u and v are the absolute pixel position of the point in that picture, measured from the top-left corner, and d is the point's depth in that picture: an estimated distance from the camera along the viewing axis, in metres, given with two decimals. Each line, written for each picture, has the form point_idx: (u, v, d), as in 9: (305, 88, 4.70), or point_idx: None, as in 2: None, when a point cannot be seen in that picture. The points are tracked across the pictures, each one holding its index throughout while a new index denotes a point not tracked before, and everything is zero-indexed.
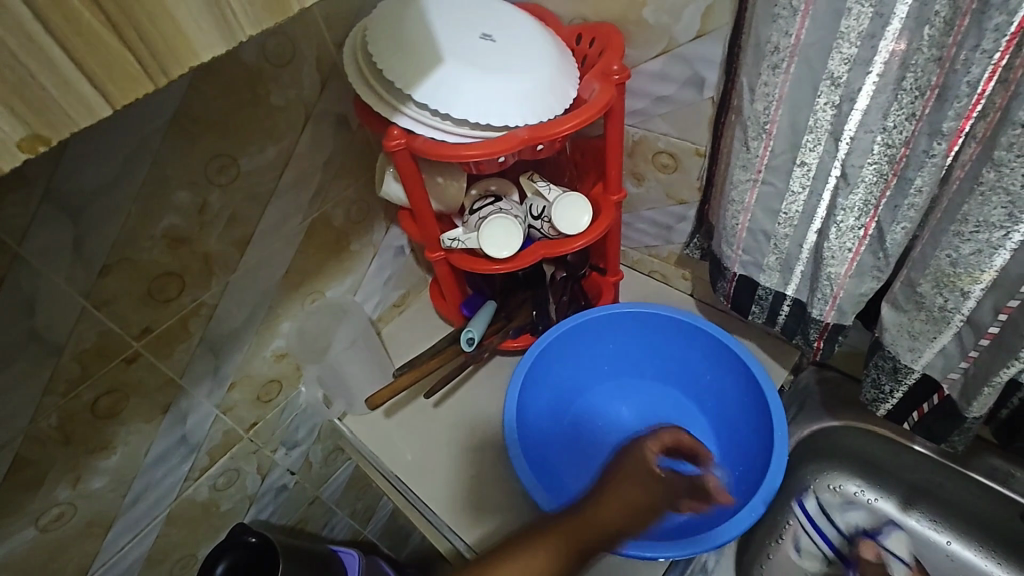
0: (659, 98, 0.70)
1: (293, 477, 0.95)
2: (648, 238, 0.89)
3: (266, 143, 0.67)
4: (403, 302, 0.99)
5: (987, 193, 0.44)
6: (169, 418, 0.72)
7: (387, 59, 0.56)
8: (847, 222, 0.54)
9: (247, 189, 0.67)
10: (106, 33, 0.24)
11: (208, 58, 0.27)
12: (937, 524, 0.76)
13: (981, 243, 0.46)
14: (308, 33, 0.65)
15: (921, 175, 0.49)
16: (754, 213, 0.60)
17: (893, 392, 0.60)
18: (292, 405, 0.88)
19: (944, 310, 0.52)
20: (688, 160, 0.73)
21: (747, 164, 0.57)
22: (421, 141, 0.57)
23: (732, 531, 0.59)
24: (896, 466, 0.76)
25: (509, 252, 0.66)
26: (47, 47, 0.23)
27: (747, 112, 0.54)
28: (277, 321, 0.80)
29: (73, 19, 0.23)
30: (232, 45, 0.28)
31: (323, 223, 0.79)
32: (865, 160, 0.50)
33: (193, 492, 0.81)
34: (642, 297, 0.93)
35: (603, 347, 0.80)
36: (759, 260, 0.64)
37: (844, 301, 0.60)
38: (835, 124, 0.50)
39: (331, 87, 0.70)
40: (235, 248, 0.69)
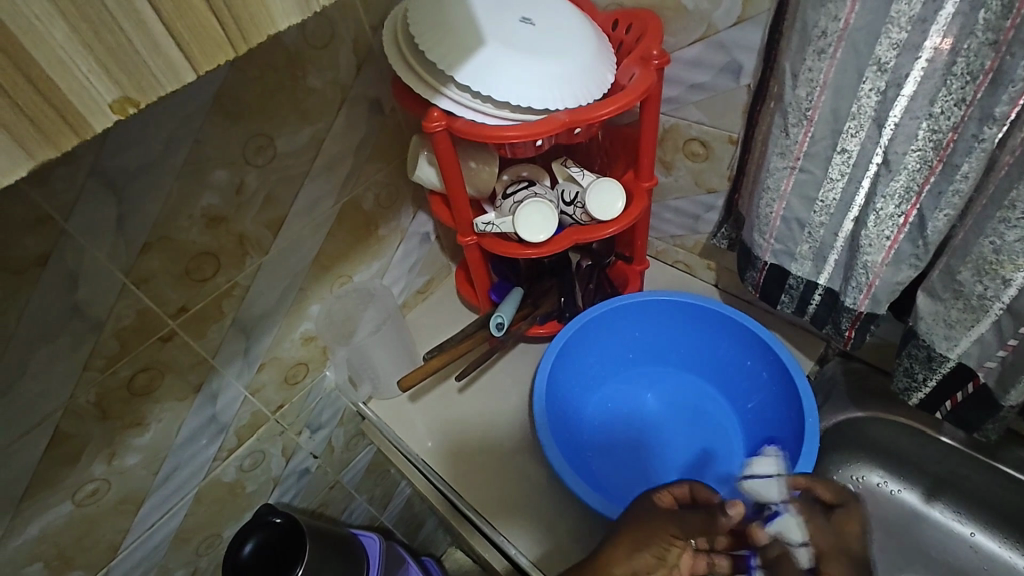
0: (693, 86, 0.70)
1: (316, 461, 0.96)
2: (674, 228, 0.89)
3: (303, 125, 0.67)
4: (427, 289, 0.99)
5: None
6: (200, 397, 0.73)
7: (429, 41, 0.56)
8: (887, 210, 0.54)
9: (282, 170, 0.68)
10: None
11: (286, 26, 0.27)
12: (962, 517, 0.76)
13: None
14: (345, 15, 0.65)
15: (969, 161, 0.49)
16: (789, 201, 0.61)
17: (926, 381, 0.60)
18: (317, 388, 0.88)
19: (983, 298, 0.52)
20: (720, 149, 0.74)
21: (785, 151, 0.57)
22: (461, 122, 0.58)
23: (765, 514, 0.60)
24: (921, 458, 0.77)
25: (545, 236, 0.66)
26: (141, 7, 0.22)
27: (789, 98, 0.54)
28: (306, 304, 0.80)
29: None
30: (307, 15, 0.28)
31: (354, 207, 0.79)
32: (909, 147, 0.50)
33: (221, 472, 0.82)
34: (666, 287, 0.93)
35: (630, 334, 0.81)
36: (792, 249, 0.64)
37: (879, 289, 0.60)
38: (879, 111, 0.50)
39: (367, 71, 0.71)
40: (269, 229, 0.70)
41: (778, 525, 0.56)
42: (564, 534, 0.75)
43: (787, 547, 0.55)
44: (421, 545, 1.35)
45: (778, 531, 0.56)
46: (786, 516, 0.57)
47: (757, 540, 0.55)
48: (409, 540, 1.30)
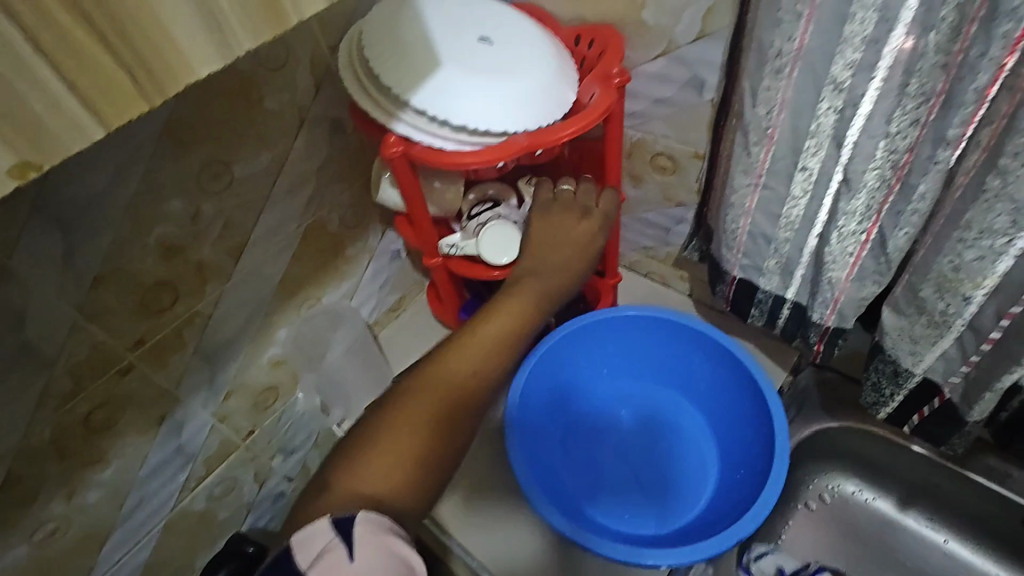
0: (657, 100, 0.69)
1: (292, 484, 0.94)
2: (645, 240, 0.89)
3: (261, 149, 0.66)
4: (399, 306, 0.98)
5: (992, 201, 0.44)
6: (164, 428, 0.71)
7: (384, 64, 0.55)
8: (849, 227, 0.54)
9: (241, 196, 0.66)
10: (99, 49, 0.21)
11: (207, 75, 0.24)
12: (936, 523, 0.76)
13: (985, 249, 0.46)
14: (301, 36, 0.64)
15: (926, 182, 0.49)
16: (754, 217, 0.60)
17: (894, 396, 0.60)
18: (289, 412, 0.87)
19: (945, 315, 0.52)
20: (687, 162, 0.73)
21: (748, 168, 0.56)
22: (419, 148, 0.57)
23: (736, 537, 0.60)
24: (894, 466, 0.77)
25: (509, 258, 0.65)
26: (33, 64, 0.20)
27: (749, 116, 0.53)
28: (273, 328, 0.78)
29: (63, 35, 0.20)
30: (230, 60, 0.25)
31: (318, 228, 0.78)
32: (868, 166, 0.50)
33: (190, 501, 0.80)
34: (640, 299, 0.93)
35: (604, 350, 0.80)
36: (759, 264, 0.64)
37: (844, 305, 0.60)
38: (837, 130, 0.50)
39: (326, 91, 0.69)
40: (230, 256, 0.68)
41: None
42: (541, 555, 0.74)
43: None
44: None
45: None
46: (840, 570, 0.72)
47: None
48: None
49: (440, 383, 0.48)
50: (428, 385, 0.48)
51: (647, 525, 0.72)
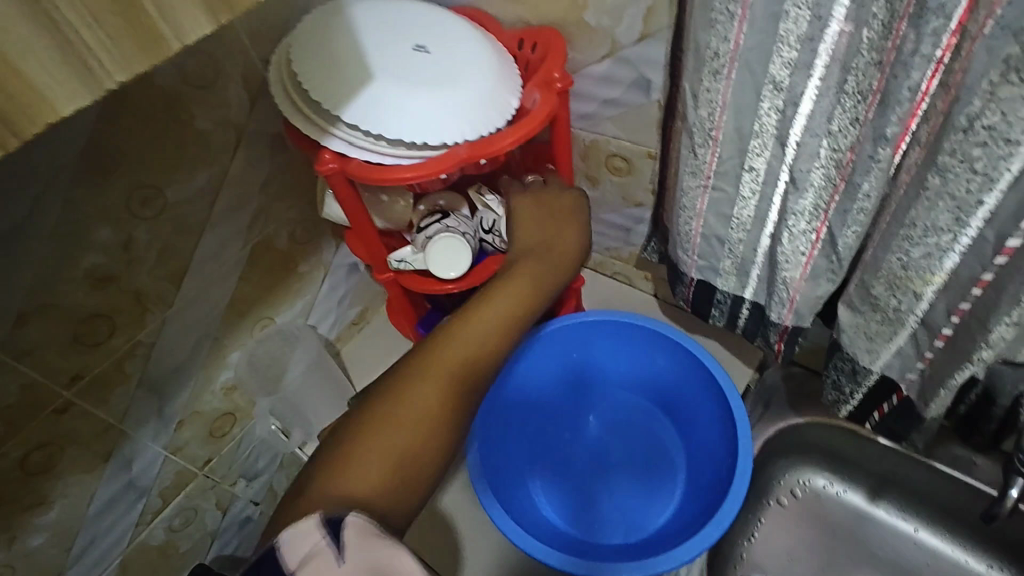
0: (606, 101, 0.68)
1: (258, 509, 0.91)
2: (607, 241, 0.87)
3: (196, 170, 0.63)
4: (362, 319, 0.96)
5: (934, 198, 0.43)
6: (112, 465, 0.68)
7: (314, 78, 0.53)
8: (799, 227, 0.53)
9: (177, 219, 0.63)
10: None
11: (71, 113, 0.20)
12: (906, 513, 0.76)
13: (931, 247, 0.45)
14: (229, 50, 0.61)
15: (869, 181, 0.47)
16: (706, 219, 0.59)
17: (853, 394, 0.60)
18: (249, 437, 0.84)
19: (899, 311, 0.51)
20: (641, 163, 0.72)
21: (696, 170, 0.55)
22: (355, 164, 0.54)
23: (700, 546, 0.59)
24: (861, 458, 0.76)
25: (458, 273, 0.63)
26: None
27: (692, 118, 0.52)
28: (225, 352, 0.76)
29: None
30: (102, 95, 0.21)
31: (266, 246, 0.75)
32: (813, 165, 0.49)
33: (148, 536, 0.77)
34: (605, 301, 0.91)
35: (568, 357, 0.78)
36: (715, 265, 0.63)
37: (801, 304, 0.59)
38: (780, 129, 0.49)
39: (262, 106, 0.66)
40: (170, 282, 0.65)
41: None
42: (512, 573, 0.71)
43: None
44: None
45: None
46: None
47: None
48: None
49: (447, 358, 0.50)
50: (441, 362, 0.49)
51: (621, 532, 0.72)
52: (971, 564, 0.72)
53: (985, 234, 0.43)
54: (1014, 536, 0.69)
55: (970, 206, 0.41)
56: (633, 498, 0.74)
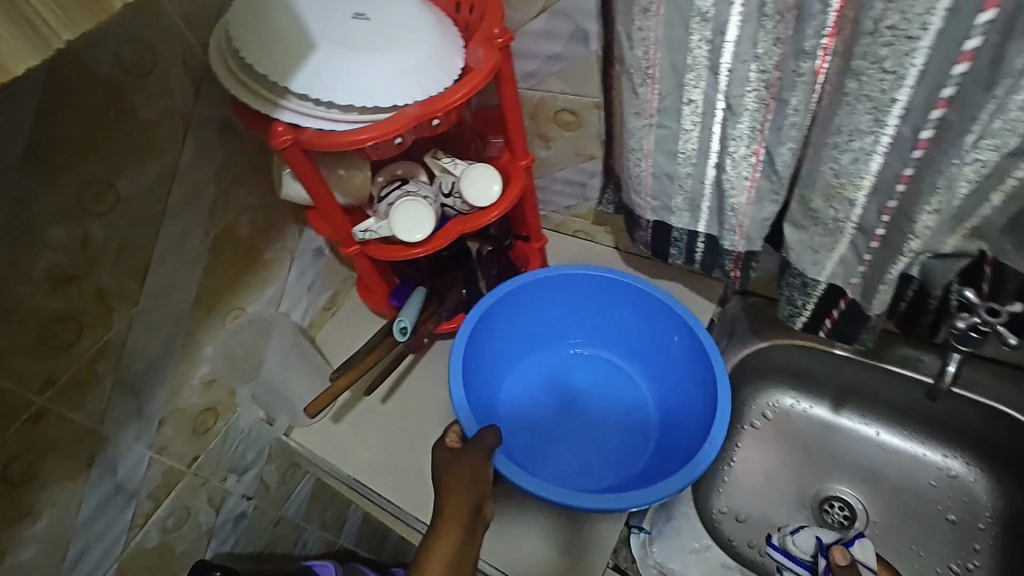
0: (548, 57, 0.70)
1: (251, 501, 0.92)
2: (565, 199, 0.90)
3: (146, 161, 0.62)
4: (333, 304, 0.96)
5: (854, 102, 0.47)
6: (96, 470, 0.68)
7: (253, 50, 0.53)
8: (740, 151, 0.56)
9: (133, 213, 0.62)
10: None
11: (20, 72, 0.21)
12: (867, 418, 0.82)
13: (857, 150, 0.49)
14: (166, 36, 0.60)
15: (796, 95, 0.51)
16: (654, 158, 0.62)
17: (806, 306, 0.64)
18: (233, 431, 0.84)
19: (837, 220, 0.55)
20: (588, 115, 0.74)
21: (639, 110, 0.58)
22: (308, 133, 0.55)
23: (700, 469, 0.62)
24: (823, 374, 0.82)
25: (423, 234, 0.64)
26: None
27: (630, 60, 0.55)
28: (198, 347, 0.75)
29: None
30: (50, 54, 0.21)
31: (227, 236, 0.75)
32: (745, 89, 0.52)
33: (142, 539, 0.77)
34: (570, 258, 0.94)
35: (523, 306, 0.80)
36: (668, 203, 0.66)
37: (750, 228, 0.63)
38: (712, 59, 0.52)
39: (207, 91, 0.66)
40: (133, 278, 0.65)
41: (854, 551, 0.68)
42: None
43: (859, 570, 0.67)
44: (390, 557, 1.33)
45: (858, 556, 0.68)
46: (865, 541, 0.69)
47: (838, 561, 0.67)
48: (376, 555, 1.28)
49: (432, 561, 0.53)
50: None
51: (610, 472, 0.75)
52: (930, 457, 0.78)
53: (903, 131, 0.46)
54: (965, 425, 0.74)
55: (885, 104, 0.45)
56: (616, 445, 0.77)
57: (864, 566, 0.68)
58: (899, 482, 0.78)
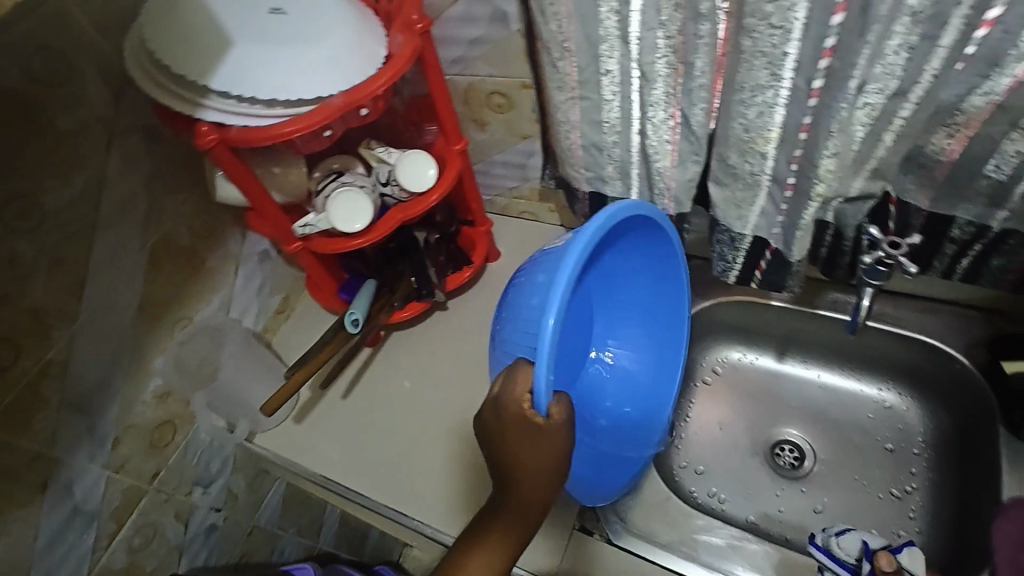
0: (472, 41, 0.71)
1: (220, 513, 0.91)
2: (506, 181, 0.92)
3: (70, 173, 0.61)
4: (285, 307, 0.96)
5: (751, 59, 0.50)
6: (51, 493, 0.66)
7: (169, 51, 0.53)
8: (658, 116, 0.59)
9: (62, 228, 0.61)
10: None
11: None
12: (808, 362, 0.86)
13: (761, 104, 0.53)
14: (78, 45, 0.59)
15: (700, 57, 0.54)
16: (582, 130, 0.64)
17: (736, 259, 0.68)
18: (194, 443, 0.83)
19: (753, 174, 0.59)
20: (518, 95, 0.76)
21: (562, 84, 0.61)
22: (235, 131, 0.55)
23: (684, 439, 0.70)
24: (763, 325, 0.86)
25: (363, 223, 0.65)
26: None
27: (546, 35, 0.57)
28: (147, 360, 0.74)
29: None
30: None
31: (166, 245, 0.73)
32: (656, 56, 0.55)
33: (109, 561, 0.75)
34: (518, 240, 0.96)
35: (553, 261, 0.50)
36: (600, 173, 0.68)
37: (677, 190, 0.66)
38: (622, 29, 0.54)
39: (128, 99, 0.65)
40: (69, 295, 0.63)
41: (902, 558, 0.61)
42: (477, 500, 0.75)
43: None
44: (372, 555, 1.34)
45: (905, 564, 0.61)
46: (914, 550, 0.62)
47: (885, 567, 0.59)
48: (357, 556, 1.29)
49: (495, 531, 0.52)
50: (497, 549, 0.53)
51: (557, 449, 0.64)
52: (867, 392, 0.83)
53: (797, 83, 0.50)
54: (892, 358, 0.80)
55: (779, 58, 0.49)
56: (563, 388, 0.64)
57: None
58: (841, 419, 0.83)
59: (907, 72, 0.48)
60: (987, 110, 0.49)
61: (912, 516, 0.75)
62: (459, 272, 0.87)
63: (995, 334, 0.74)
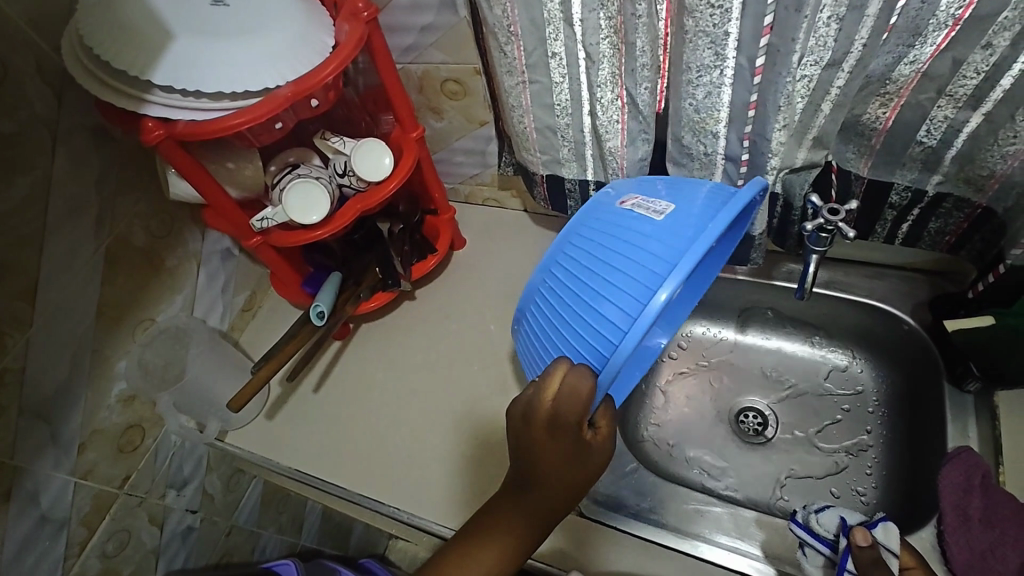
0: (422, 29, 0.71)
1: (197, 515, 0.91)
2: (468, 169, 0.92)
3: (14, 176, 0.60)
4: (251, 304, 0.96)
5: (695, 38, 0.52)
6: (16, 503, 0.65)
7: (110, 47, 0.52)
8: (607, 96, 0.60)
9: (10, 232, 0.60)
10: None
11: None
12: (768, 333, 0.89)
13: (707, 85, 0.54)
14: (14, 45, 0.57)
15: (639, 37, 0.54)
16: (534, 113, 0.65)
17: None
18: (164, 445, 0.82)
19: (707, 153, 0.60)
20: (472, 82, 0.77)
21: (511, 68, 0.61)
22: (182, 125, 0.55)
23: None
24: (722, 298, 0.88)
25: (320, 215, 0.66)
26: None
27: (492, 20, 0.58)
28: (110, 364, 0.73)
29: None
30: None
31: (122, 247, 0.72)
32: (599, 37, 0.56)
33: (82, 568, 0.75)
34: (483, 227, 0.97)
35: (674, 232, 0.50)
36: (556, 156, 0.69)
37: (630, 169, 0.67)
38: (565, 11, 0.55)
39: (71, 98, 0.63)
40: (23, 300, 0.62)
41: (876, 533, 0.59)
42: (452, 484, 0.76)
43: (882, 555, 0.58)
44: (357, 550, 1.34)
45: (879, 539, 0.59)
46: (888, 524, 0.60)
47: (858, 543, 0.58)
48: (341, 550, 1.29)
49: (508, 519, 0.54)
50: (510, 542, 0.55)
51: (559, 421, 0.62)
52: (825, 357, 0.86)
53: (741, 62, 0.52)
54: (846, 323, 0.83)
55: (721, 38, 0.51)
56: None
57: (887, 551, 0.59)
58: (802, 384, 0.86)
59: (839, 43, 0.50)
60: (914, 79, 0.52)
61: (870, 472, 0.78)
62: (423, 260, 0.87)
63: (938, 294, 0.77)
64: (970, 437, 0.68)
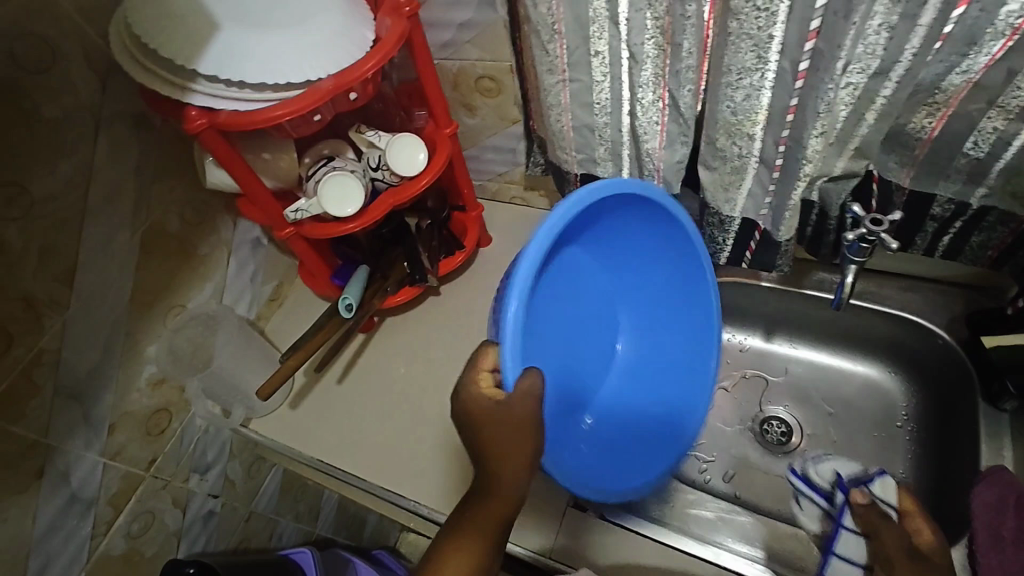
0: (460, 25, 0.72)
1: (218, 500, 0.92)
2: (497, 167, 0.92)
3: (56, 160, 0.60)
4: (278, 294, 0.96)
5: (737, 41, 0.51)
6: (47, 480, 0.67)
7: (156, 36, 0.53)
8: (648, 98, 0.60)
9: (52, 215, 0.61)
10: None
11: None
12: (795, 341, 0.88)
13: (747, 87, 0.54)
14: (63, 31, 0.59)
15: (687, 38, 0.54)
16: (573, 112, 0.65)
17: (726, 242, 0.70)
18: (190, 429, 0.83)
19: (741, 156, 0.60)
20: (507, 80, 0.77)
21: (551, 67, 0.61)
22: (224, 115, 0.55)
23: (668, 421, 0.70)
24: (749, 304, 0.87)
25: (354, 208, 0.66)
26: None
27: (535, 17, 0.57)
28: (141, 348, 0.74)
29: None
30: None
31: (157, 233, 0.74)
32: (644, 37, 0.56)
33: (108, 547, 0.76)
34: (509, 225, 0.97)
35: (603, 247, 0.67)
36: (592, 155, 0.69)
37: (667, 171, 0.66)
38: (611, 10, 0.55)
39: (114, 85, 0.64)
40: (62, 283, 0.64)
41: (873, 489, 0.61)
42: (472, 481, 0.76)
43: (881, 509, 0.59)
44: (371, 541, 1.35)
45: (876, 494, 0.60)
46: (887, 479, 0.61)
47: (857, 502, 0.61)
48: (356, 541, 1.30)
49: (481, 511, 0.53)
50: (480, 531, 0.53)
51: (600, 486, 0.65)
52: (853, 369, 0.85)
53: (783, 65, 0.52)
54: (878, 334, 0.82)
55: (764, 41, 0.50)
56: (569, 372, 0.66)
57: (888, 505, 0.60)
58: (828, 395, 0.85)
59: (889, 52, 0.49)
60: (965, 88, 0.51)
61: (895, 486, 0.77)
62: (451, 256, 0.86)
63: (974, 309, 0.76)
64: (1005, 457, 0.67)
